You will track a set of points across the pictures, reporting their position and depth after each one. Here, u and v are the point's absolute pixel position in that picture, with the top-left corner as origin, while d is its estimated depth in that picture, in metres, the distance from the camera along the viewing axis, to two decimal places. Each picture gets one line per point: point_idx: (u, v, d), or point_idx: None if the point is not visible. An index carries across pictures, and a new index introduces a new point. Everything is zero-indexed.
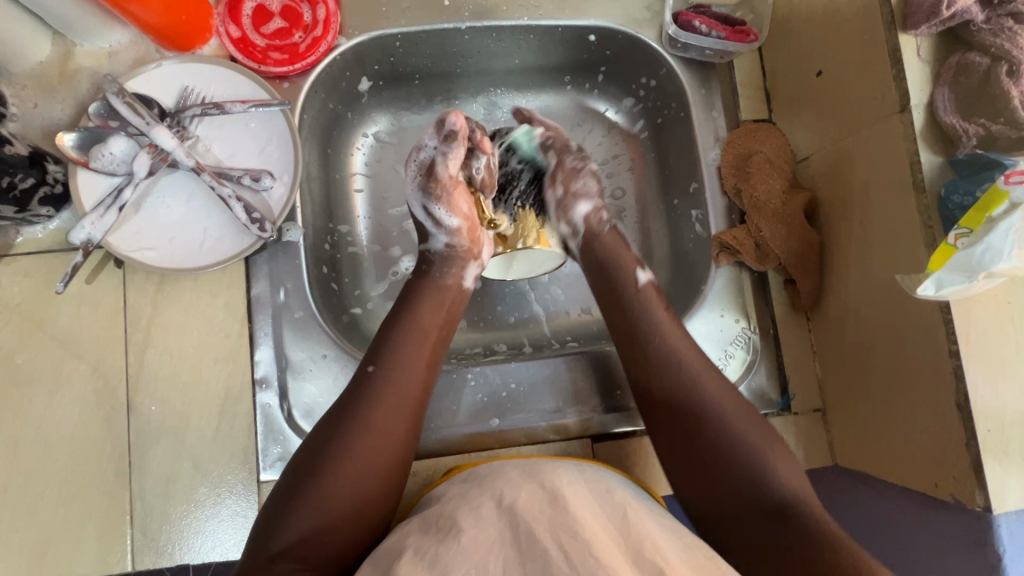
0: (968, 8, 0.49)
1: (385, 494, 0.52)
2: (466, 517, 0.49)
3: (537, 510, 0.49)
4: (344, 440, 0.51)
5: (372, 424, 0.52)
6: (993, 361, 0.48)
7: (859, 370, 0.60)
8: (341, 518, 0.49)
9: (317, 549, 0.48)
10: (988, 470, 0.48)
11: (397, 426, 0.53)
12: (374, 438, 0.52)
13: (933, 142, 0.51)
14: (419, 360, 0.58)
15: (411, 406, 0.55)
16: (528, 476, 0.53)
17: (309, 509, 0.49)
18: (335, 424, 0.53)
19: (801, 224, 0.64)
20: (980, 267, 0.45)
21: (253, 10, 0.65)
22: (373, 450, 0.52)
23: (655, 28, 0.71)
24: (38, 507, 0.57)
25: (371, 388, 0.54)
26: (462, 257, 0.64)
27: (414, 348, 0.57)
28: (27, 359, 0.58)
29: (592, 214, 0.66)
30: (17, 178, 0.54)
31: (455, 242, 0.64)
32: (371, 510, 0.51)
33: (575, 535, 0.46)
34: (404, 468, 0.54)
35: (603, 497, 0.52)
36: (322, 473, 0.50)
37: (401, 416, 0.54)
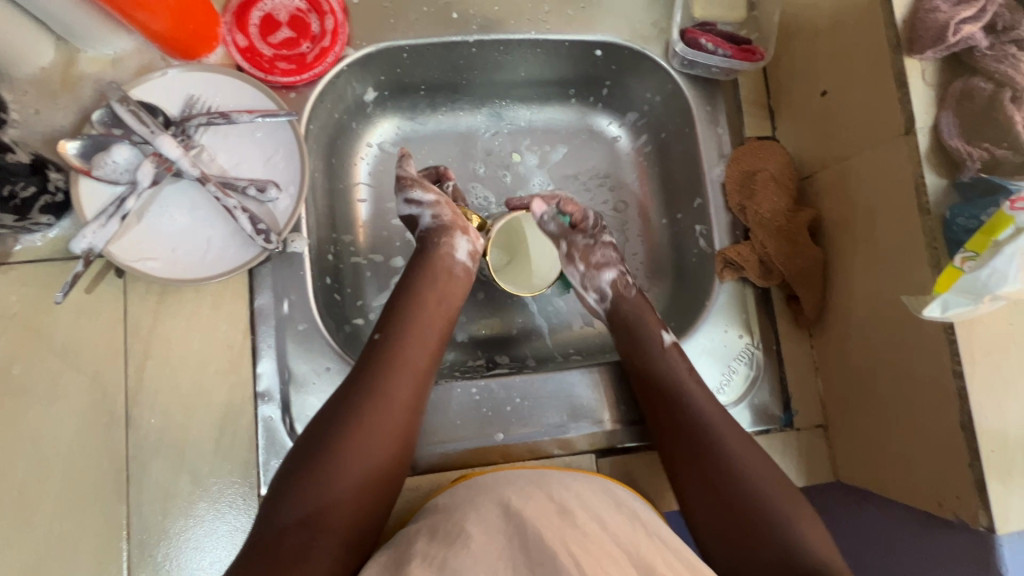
0: (972, 34, 0.50)
1: (393, 464, 0.53)
2: (474, 523, 0.49)
3: (545, 518, 0.49)
4: (354, 408, 0.53)
5: (380, 392, 0.54)
6: (996, 383, 0.49)
7: (863, 388, 0.60)
8: (354, 487, 0.50)
9: (329, 518, 0.49)
10: (992, 490, 0.48)
11: (404, 394, 0.55)
12: (382, 405, 0.53)
13: (938, 164, 0.51)
14: (428, 339, 0.60)
15: (418, 375, 0.57)
16: (538, 489, 0.53)
17: (324, 482, 0.49)
18: (344, 395, 0.54)
19: (805, 241, 0.64)
20: (985, 290, 0.45)
21: (260, 19, 0.65)
22: (383, 418, 0.53)
23: (661, 45, 0.71)
24: (32, 523, 0.55)
25: (377, 358, 0.56)
26: (452, 224, 0.66)
27: (419, 321, 0.60)
28: (23, 369, 0.57)
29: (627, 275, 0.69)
30: (18, 186, 0.53)
31: (442, 209, 0.66)
32: (381, 483, 0.52)
33: (588, 550, 0.46)
34: (411, 438, 0.55)
35: (612, 509, 0.52)
36: (334, 443, 0.51)
37: (408, 384, 0.56)
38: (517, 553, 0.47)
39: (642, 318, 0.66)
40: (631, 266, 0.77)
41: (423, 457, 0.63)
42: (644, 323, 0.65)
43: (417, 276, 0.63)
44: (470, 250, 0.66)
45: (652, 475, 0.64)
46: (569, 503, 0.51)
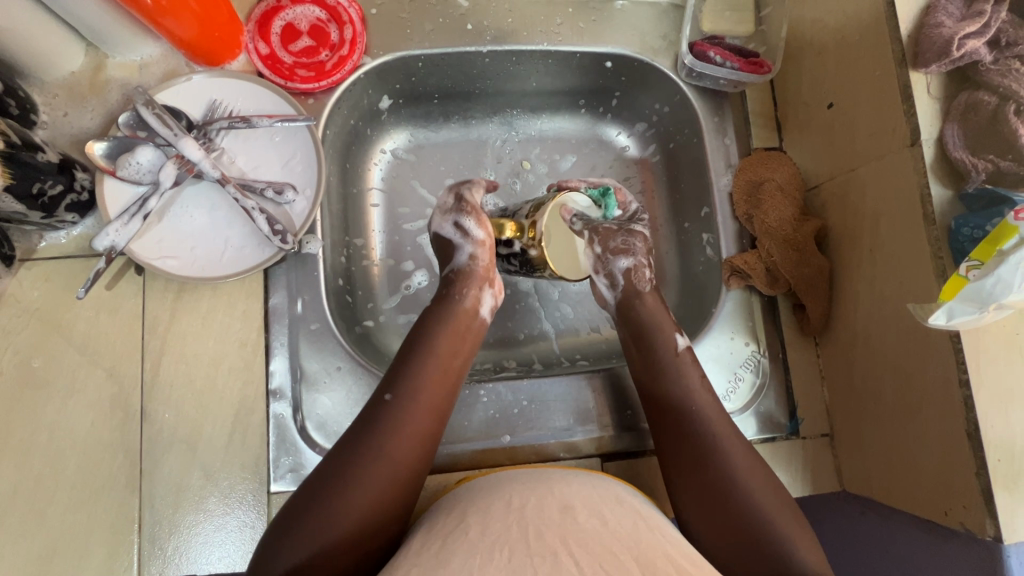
0: (976, 49, 0.51)
1: (388, 519, 0.52)
2: (474, 515, 0.50)
3: (548, 518, 0.49)
4: (354, 462, 0.52)
5: (385, 447, 0.53)
6: (1002, 392, 0.49)
7: (869, 397, 0.61)
8: (343, 544, 0.49)
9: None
10: (998, 499, 0.48)
11: (408, 450, 0.54)
12: (383, 463, 0.52)
13: (943, 176, 0.52)
14: (437, 390, 0.58)
15: (426, 432, 0.56)
16: (541, 487, 0.54)
17: (316, 539, 0.49)
18: (346, 447, 0.53)
19: (811, 250, 0.65)
20: (990, 298, 0.46)
21: (282, 28, 0.67)
22: (383, 475, 0.52)
23: (670, 57, 0.73)
24: (47, 513, 0.56)
25: (385, 411, 0.55)
26: (479, 279, 0.65)
27: (433, 377, 0.58)
28: (44, 363, 0.59)
29: (643, 267, 0.66)
30: (46, 184, 0.55)
31: (481, 253, 0.66)
32: (377, 539, 0.51)
33: (589, 549, 0.46)
34: (409, 496, 0.54)
35: (612, 505, 0.53)
36: (331, 495, 0.50)
37: (415, 441, 0.55)
38: (516, 543, 0.46)
39: (660, 318, 0.65)
40: None
41: (430, 458, 0.64)
42: (662, 318, 0.65)
43: (430, 328, 0.61)
44: (492, 303, 0.66)
45: (656, 480, 0.65)
46: (570, 500, 0.52)
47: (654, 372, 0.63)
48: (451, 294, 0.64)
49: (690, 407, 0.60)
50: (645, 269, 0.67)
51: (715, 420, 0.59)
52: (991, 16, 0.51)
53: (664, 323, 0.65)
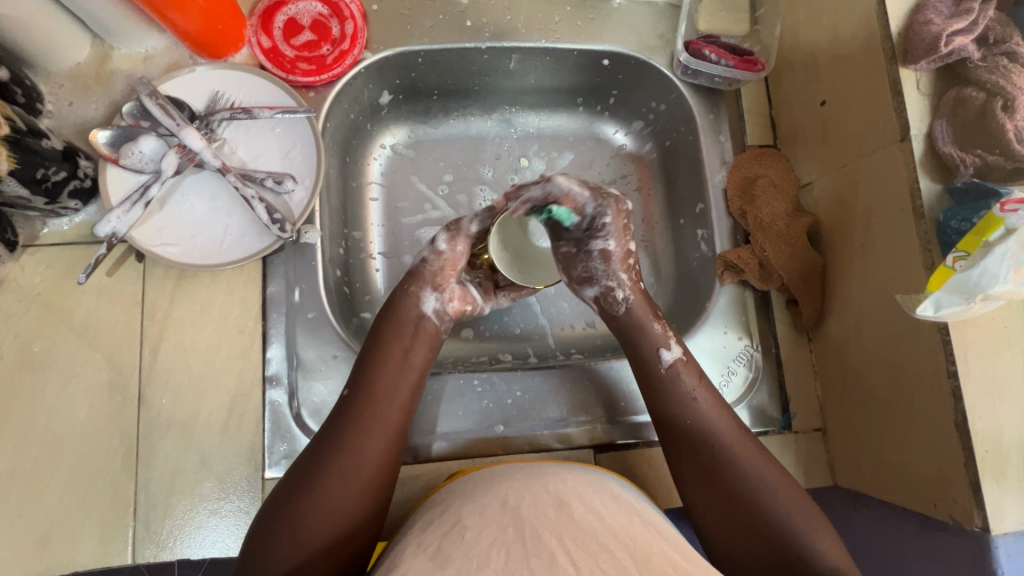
0: (964, 46, 0.52)
1: (357, 529, 0.52)
2: (471, 514, 0.50)
3: (544, 517, 0.50)
4: (314, 474, 0.52)
5: (341, 457, 0.53)
6: (990, 383, 0.50)
7: (860, 391, 0.61)
8: (316, 556, 0.50)
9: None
10: (986, 490, 0.49)
11: (367, 458, 0.54)
12: (342, 472, 0.52)
13: (932, 171, 0.53)
14: (397, 387, 0.58)
15: (382, 437, 0.55)
16: (535, 483, 0.53)
17: (288, 541, 0.49)
18: (308, 460, 0.53)
19: (803, 245, 0.66)
20: (976, 289, 0.46)
21: (284, 22, 0.68)
22: (344, 486, 0.52)
23: (667, 55, 0.74)
24: (43, 495, 0.57)
25: (341, 419, 0.55)
26: (431, 278, 0.65)
27: (388, 380, 0.58)
28: (44, 347, 0.59)
29: (611, 292, 0.63)
30: (50, 170, 0.55)
31: (431, 263, 0.65)
32: (352, 538, 0.52)
33: (584, 547, 0.48)
34: (376, 504, 0.54)
35: (608, 501, 0.53)
36: (294, 509, 0.51)
37: (372, 444, 0.54)
38: (513, 544, 0.48)
39: (643, 331, 0.62)
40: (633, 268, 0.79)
41: (425, 446, 0.64)
42: (636, 342, 0.62)
43: (382, 335, 0.61)
44: (437, 309, 0.64)
45: (649, 472, 0.65)
46: (566, 496, 0.52)
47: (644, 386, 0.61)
48: (407, 298, 0.63)
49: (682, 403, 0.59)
50: (615, 289, 0.63)
51: (712, 413, 0.58)
52: (980, 13, 0.52)
53: (643, 335, 0.62)
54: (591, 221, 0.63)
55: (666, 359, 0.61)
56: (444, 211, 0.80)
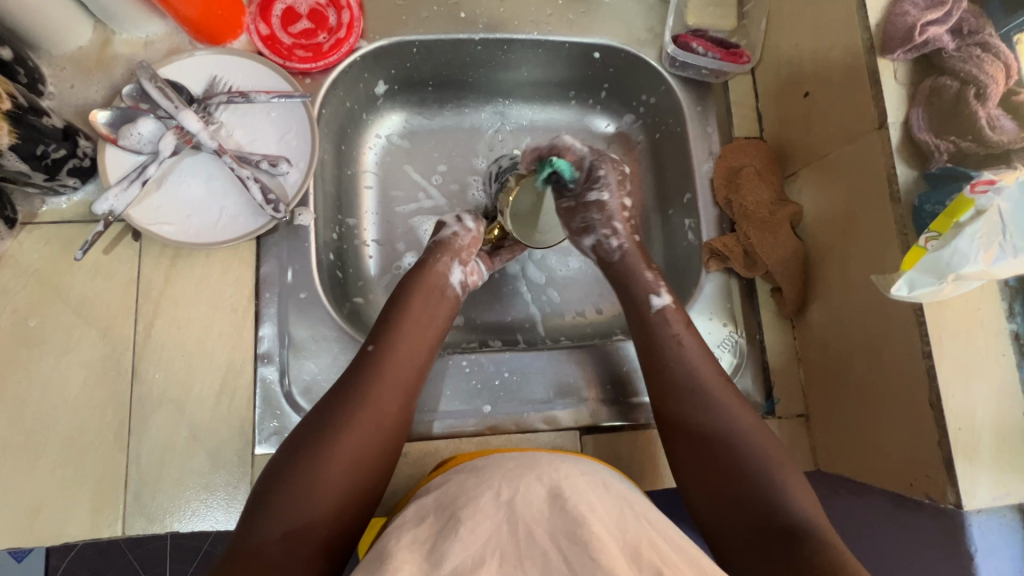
0: (938, 36, 0.53)
1: (372, 478, 0.54)
2: (465, 509, 0.49)
3: (535, 510, 0.49)
4: (338, 421, 0.54)
5: (366, 404, 0.55)
6: (964, 363, 0.51)
7: (841, 375, 0.62)
8: (332, 504, 0.51)
9: (310, 524, 0.49)
10: (959, 468, 0.50)
11: (389, 406, 0.57)
12: (366, 419, 0.55)
13: (908, 157, 0.54)
14: (418, 345, 0.62)
15: (403, 389, 0.58)
16: (529, 472, 0.53)
17: (307, 483, 0.50)
18: (330, 407, 0.55)
19: (786, 233, 0.67)
20: (948, 269, 0.48)
21: (282, 11, 0.70)
22: (366, 432, 0.54)
23: (656, 48, 0.76)
24: (36, 467, 0.58)
25: (364, 372, 0.58)
26: (459, 250, 0.69)
27: (409, 338, 0.61)
28: (40, 322, 0.61)
29: (606, 241, 0.67)
30: (50, 147, 0.57)
31: (461, 236, 0.70)
32: (366, 486, 0.53)
33: (576, 539, 0.46)
34: (390, 455, 0.56)
35: (600, 491, 0.52)
36: (316, 456, 0.52)
37: (395, 394, 0.57)
38: (506, 543, 0.47)
39: (637, 279, 0.66)
40: None
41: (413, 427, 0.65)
42: (633, 289, 0.65)
43: (405, 296, 0.64)
44: (462, 280, 0.69)
45: (634, 454, 0.66)
46: (560, 486, 0.51)
47: (644, 342, 0.63)
48: (431, 265, 0.67)
49: (677, 382, 0.60)
50: (611, 237, 0.67)
51: (711, 386, 0.59)
52: (954, 4, 0.54)
53: (641, 287, 0.65)
54: (586, 168, 0.68)
55: (656, 306, 0.64)
56: (437, 199, 0.81)
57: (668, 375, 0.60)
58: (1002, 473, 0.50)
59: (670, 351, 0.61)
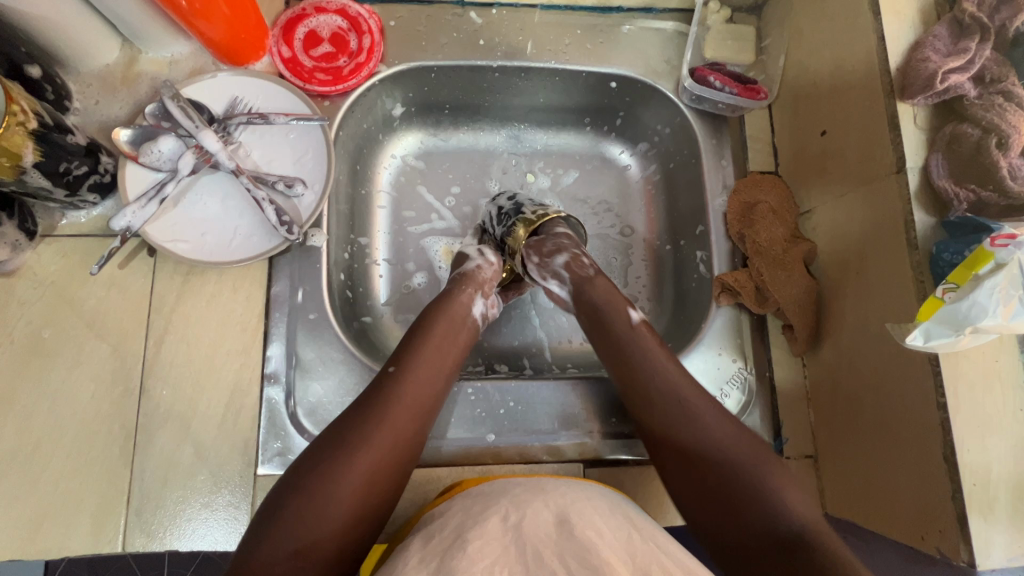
0: (960, 83, 0.53)
1: (381, 502, 0.52)
2: (472, 529, 0.49)
3: (544, 535, 0.49)
4: (356, 440, 0.52)
5: (383, 424, 0.54)
6: (979, 418, 0.50)
7: (851, 419, 0.61)
8: (343, 524, 0.49)
9: (318, 545, 0.47)
10: (972, 524, 0.48)
11: (407, 429, 0.55)
12: (385, 441, 0.53)
13: (927, 203, 0.54)
14: (437, 369, 0.60)
15: (422, 413, 0.57)
16: (536, 497, 0.53)
17: (317, 503, 0.48)
18: (349, 425, 0.53)
19: (799, 272, 0.67)
20: (965, 322, 0.47)
21: (305, 34, 0.71)
22: (384, 455, 0.53)
23: (673, 80, 0.76)
24: (41, 479, 0.58)
25: (385, 391, 0.56)
26: (482, 283, 0.69)
27: (429, 361, 0.60)
28: (53, 334, 0.61)
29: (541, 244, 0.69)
30: (73, 164, 0.58)
31: (485, 267, 0.71)
32: (374, 511, 0.51)
33: (587, 563, 0.46)
34: (402, 479, 0.55)
35: (609, 518, 0.51)
36: (332, 475, 0.50)
37: (411, 417, 0.56)
38: (515, 564, 0.46)
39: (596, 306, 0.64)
40: (633, 288, 0.81)
41: None
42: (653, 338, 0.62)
43: (428, 322, 0.64)
44: (483, 313, 0.68)
45: (637, 489, 0.65)
46: (568, 512, 0.51)
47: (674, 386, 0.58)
48: (454, 296, 0.67)
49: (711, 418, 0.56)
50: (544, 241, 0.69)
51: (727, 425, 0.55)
52: (976, 52, 0.53)
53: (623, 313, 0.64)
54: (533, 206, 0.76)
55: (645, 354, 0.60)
56: (450, 221, 0.82)
57: (694, 408, 0.56)
58: (1018, 532, 0.48)
59: (662, 382, 0.58)
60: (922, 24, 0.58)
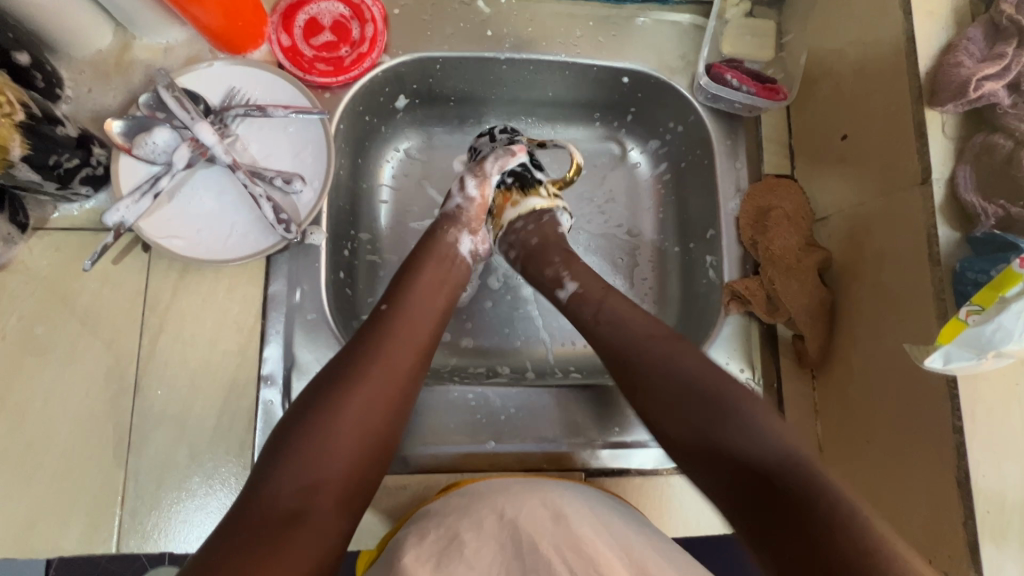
0: (993, 92, 0.50)
1: (383, 439, 0.52)
2: (469, 530, 0.49)
3: (540, 526, 0.49)
4: (353, 377, 0.52)
5: (380, 361, 0.53)
6: (996, 443, 0.48)
7: (862, 436, 0.59)
8: (349, 461, 0.49)
9: (325, 481, 0.47)
10: (984, 552, 0.47)
11: (402, 365, 0.54)
12: (380, 377, 0.52)
13: (952, 216, 0.52)
14: (430, 308, 0.60)
15: (419, 349, 0.57)
16: (532, 494, 0.53)
17: (318, 440, 0.48)
18: (343, 363, 0.53)
19: (813, 282, 0.64)
20: (989, 346, 0.45)
21: (305, 21, 0.68)
22: (381, 392, 0.52)
23: (688, 77, 0.73)
24: (34, 479, 0.57)
25: (377, 329, 0.56)
26: (467, 223, 0.67)
27: (422, 299, 0.60)
28: (47, 330, 0.60)
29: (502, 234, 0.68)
30: (63, 157, 0.56)
31: (467, 207, 0.67)
32: (376, 447, 0.51)
33: (583, 555, 0.47)
34: (403, 414, 0.54)
35: (604, 514, 0.52)
36: (330, 410, 0.50)
37: (408, 353, 0.55)
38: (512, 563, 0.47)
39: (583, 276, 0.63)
40: (639, 290, 0.79)
41: (414, 458, 0.64)
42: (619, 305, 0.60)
43: (420, 261, 0.63)
44: (472, 249, 0.67)
45: (639, 500, 0.64)
46: (565, 509, 0.51)
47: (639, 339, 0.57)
48: (438, 237, 0.65)
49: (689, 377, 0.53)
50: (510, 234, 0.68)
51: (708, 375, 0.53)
52: (1013, 58, 0.50)
53: (592, 278, 0.63)
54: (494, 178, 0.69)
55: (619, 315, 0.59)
56: None
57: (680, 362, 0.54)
58: None
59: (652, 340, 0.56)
60: (956, 26, 0.55)
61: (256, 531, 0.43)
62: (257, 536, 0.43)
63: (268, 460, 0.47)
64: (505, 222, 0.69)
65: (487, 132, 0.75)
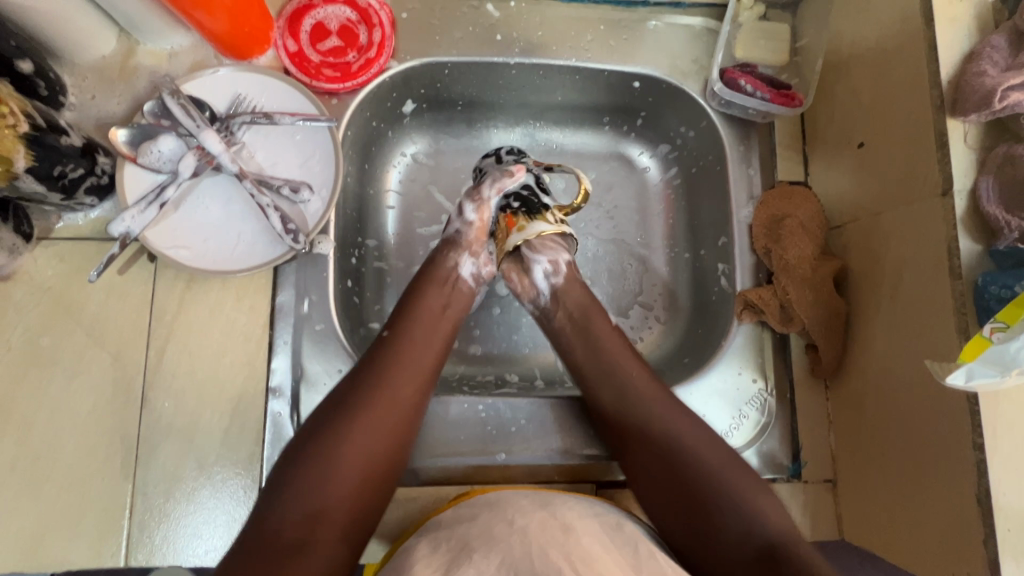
0: (1019, 102, 0.49)
1: (386, 466, 0.52)
2: (478, 539, 0.48)
3: (549, 535, 0.48)
4: (356, 405, 0.52)
5: (384, 388, 0.53)
6: (1017, 459, 0.47)
7: (876, 449, 0.59)
8: (353, 490, 0.49)
9: (327, 510, 0.47)
10: (1005, 569, 0.46)
11: (405, 393, 0.54)
12: (386, 405, 0.53)
13: (973, 228, 0.51)
14: (434, 334, 0.59)
15: (423, 375, 0.56)
16: (540, 508, 0.52)
17: (321, 467, 0.48)
18: (349, 391, 0.53)
19: (828, 292, 0.63)
20: (1013, 363, 0.44)
21: (311, 26, 0.67)
22: (386, 419, 0.52)
23: (700, 81, 0.72)
24: (41, 491, 0.57)
25: (381, 356, 0.56)
26: (467, 245, 0.65)
27: (426, 326, 0.59)
28: (52, 341, 0.59)
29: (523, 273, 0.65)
30: (68, 167, 0.55)
31: (469, 234, 0.65)
32: (379, 474, 0.51)
33: (587, 563, 0.46)
34: (408, 440, 0.54)
35: (612, 529, 0.51)
36: (334, 438, 0.50)
37: (413, 381, 0.55)
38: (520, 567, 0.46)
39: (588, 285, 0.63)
40: (648, 296, 0.78)
41: (423, 469, 0.63)
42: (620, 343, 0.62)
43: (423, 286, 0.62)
44: (474, 273, 0.65)
45: None
46: (571, 520, 0.50)
47: (622, 382, 0.60)
48: (441, 261, 0.64)
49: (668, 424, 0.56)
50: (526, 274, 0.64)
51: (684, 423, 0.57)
52: None
53: None
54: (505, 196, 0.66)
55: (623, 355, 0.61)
56: None
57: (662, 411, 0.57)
58: None
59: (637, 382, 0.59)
60: (979, 32, 0.53)
61: (255, 563, 0.44)
62: (254, 568, 0.43)
63: (272, 486, 0.48)
64: (508, 250, 0.64)
65: (493, 154, 0.72)
